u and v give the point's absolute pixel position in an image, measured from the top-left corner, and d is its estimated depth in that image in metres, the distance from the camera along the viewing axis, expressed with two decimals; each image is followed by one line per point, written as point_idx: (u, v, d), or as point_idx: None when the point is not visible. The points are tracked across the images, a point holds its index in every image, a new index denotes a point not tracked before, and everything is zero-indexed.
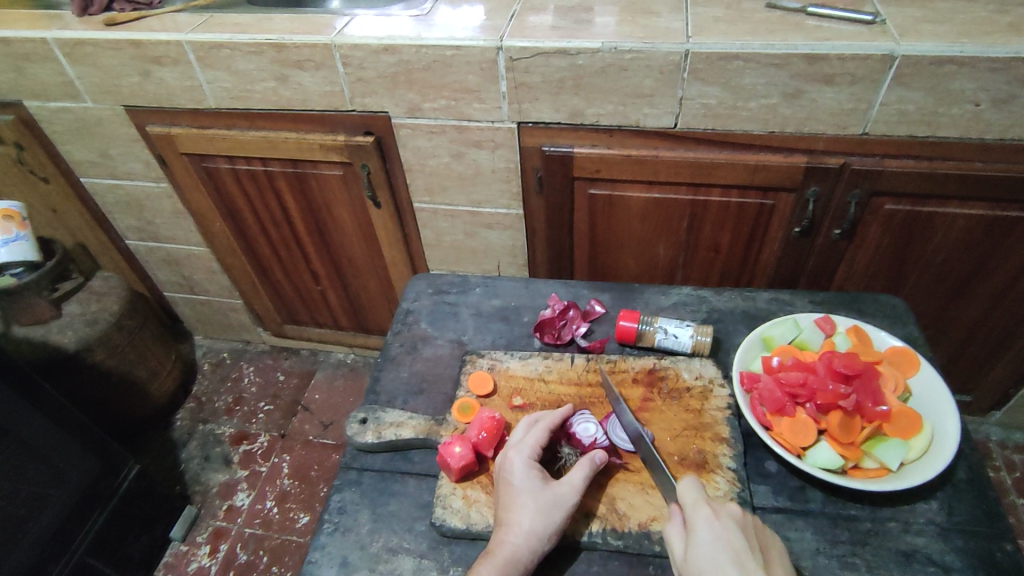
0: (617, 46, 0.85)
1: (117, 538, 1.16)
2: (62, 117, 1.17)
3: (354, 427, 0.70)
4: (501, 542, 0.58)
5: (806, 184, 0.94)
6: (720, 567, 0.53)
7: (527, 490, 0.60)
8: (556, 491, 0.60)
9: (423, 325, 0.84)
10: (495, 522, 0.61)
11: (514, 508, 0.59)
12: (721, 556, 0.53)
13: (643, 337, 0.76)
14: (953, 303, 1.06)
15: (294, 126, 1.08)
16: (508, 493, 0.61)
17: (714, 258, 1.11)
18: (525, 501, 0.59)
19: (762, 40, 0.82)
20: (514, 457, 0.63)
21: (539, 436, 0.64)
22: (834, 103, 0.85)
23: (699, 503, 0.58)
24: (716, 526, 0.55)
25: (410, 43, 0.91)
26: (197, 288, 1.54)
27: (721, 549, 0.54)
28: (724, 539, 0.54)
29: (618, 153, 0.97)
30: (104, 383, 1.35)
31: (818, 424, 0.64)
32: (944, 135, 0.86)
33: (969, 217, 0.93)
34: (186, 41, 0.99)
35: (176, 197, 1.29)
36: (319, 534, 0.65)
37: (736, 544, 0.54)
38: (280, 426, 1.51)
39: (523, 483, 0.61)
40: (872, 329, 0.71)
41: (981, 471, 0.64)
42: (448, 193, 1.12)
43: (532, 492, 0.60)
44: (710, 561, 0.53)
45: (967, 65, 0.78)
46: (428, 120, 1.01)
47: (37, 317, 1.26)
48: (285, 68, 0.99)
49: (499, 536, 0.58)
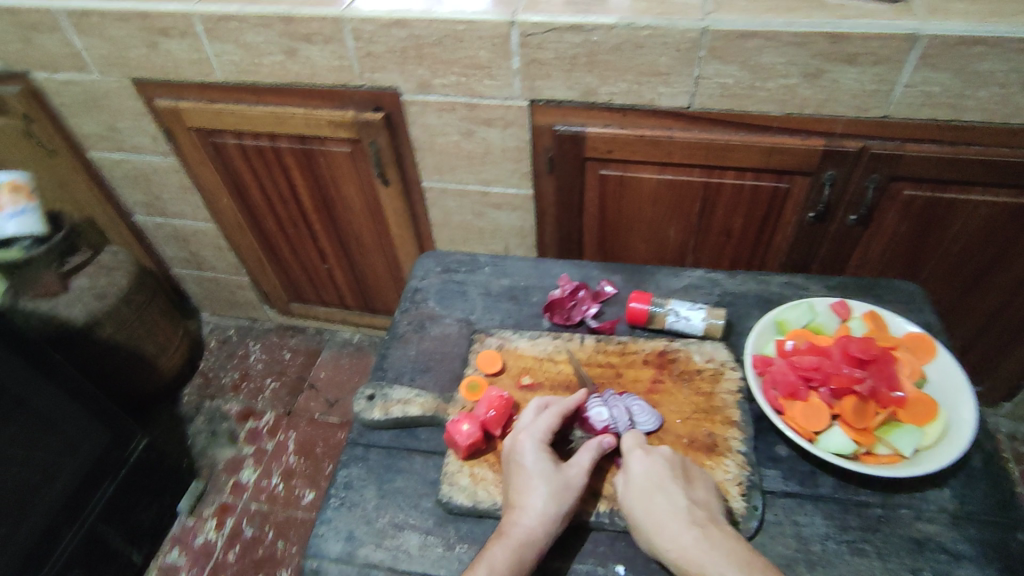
0: (633, 22, 0.83)
1: (126, 507, 1.16)
2: (69, 89, 1.16)
3: (361, 404, 0.70)
4: (515, 524, 0.57)
5: (823, 168, 0.93)
6: (646, 495, 0.58)
7: (539, 473, 0.59)
8: (567, 474, 0.60)
9: (430, 303, 0.83)
10: (505, 504, 0.60)
11: (526, 491, 0.59)
12: (650, 485, 0.58)
13: (654, 320, 0.75)
14: (969, 292, 1.05)
15: (303, 101, 1.07)
16: (518, 475, 0.60)
17: (726, 242, 1.09)
18: (538, 484, 0.59)
19: (783, 18, 0.80)
20: (525, 440, 0.62)
21: (551, 420, 0.63)
22: (856, 84, 0.83)
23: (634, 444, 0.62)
24: (646, 463, 0.60)
25: (421, 17, 0.90)
26: (204, 264, 1.53)
27: (647, 481, 0.59)
28: (652, 471, 0.59)
29: (631, 132, 0.96)
30: (113, 357, 1.36)
31: (831, 408, 0.63)
32: (968, 119, 0.84)
33: (990, 204, 0.91)
34: (195, 12, 0.97)
35: (183, 172, 1.28)
36: (325, 508, 0.65)
37: (661, 474, 0.59)
38: (287, 403, 1.52)
39: (534, 465, 0.60)
40: (888, 314, 0.70)
41: (995, 462, 0.63)
42: (457, 172, 1.11)
43: (545, 475, 0.59)
44: (639, 494, 0.58)
45: (995, 46, 0.76)
46: (439, 97, 1.00)
47: (45, 289, 1.26)
48: (294, 41, 0.97)
49: (513, 518, 0.58)
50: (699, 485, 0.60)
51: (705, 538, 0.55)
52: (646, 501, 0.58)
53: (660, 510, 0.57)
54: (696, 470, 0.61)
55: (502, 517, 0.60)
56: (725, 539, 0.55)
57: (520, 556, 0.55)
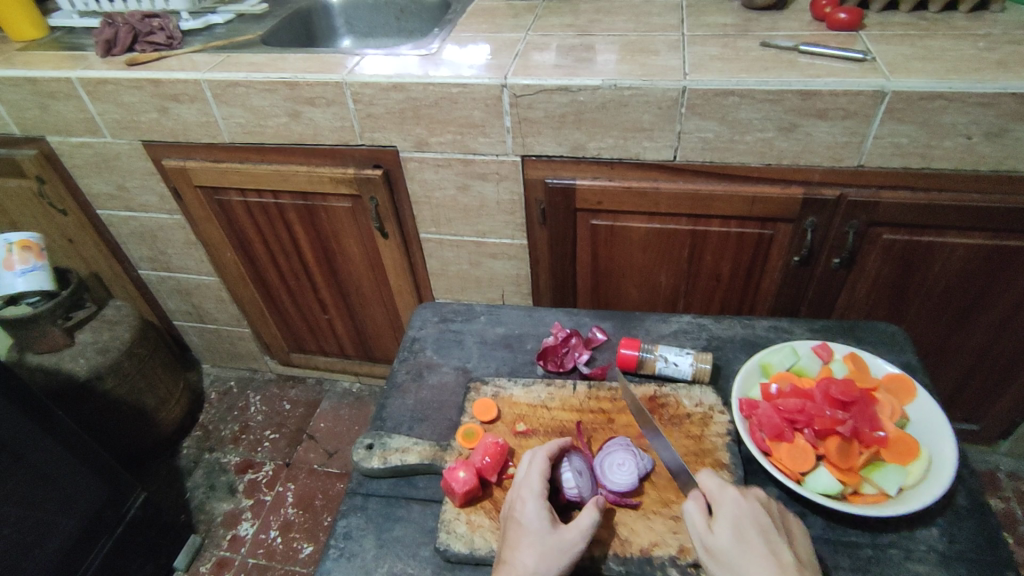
0: (617, 83, 0.89)
1: (122, 566, 1.15)
2: (82, 151, 1.21)
3: (360, 453, 0.71)
4: None
5: (804, 215, 0.97)
6: (748, 541, 0.56)
7: (535, 532, 0.60)
8: (563, 536, 0.60)
9: (428, 352, 0.86)
10: (499, 560, 0.61)
11: (518, 548, 0.59)
12: (751, 531, 0.57)
13: (644, 365, 0.77)
14: (954, 332, 1.07)
15: (306, 160, 1.12)
16: (514, 531, 0.61)
17: (715, 287, 1.12)
18: (531, 543, 0.59)
19: (757, 78, 0.86)
20: (526, 495, 0.63)
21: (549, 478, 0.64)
22: (829, 137, 0.88)
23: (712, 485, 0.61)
24: (745, 506, 0.58)
25: (418, 81, 0.95)
26: (206, 316, 1.56)
27: (749, 526, 0.57)
28: (754, 518, 0.58)
29: (619, 184, 1.00)
30: (114, 410, 1.37)
31: (816, 449, 0.64)
32: (938, 167, 0.88)
33: (966, 246, 0.95)
34: (205, 80, 1.03)
35: (189, 228, 1.33)
36: (325, 558, 0.65)
37: (765, 525, 0.57)
38: (286, 454, 1.52)
39: (531, 524, 0.61)
40: (868, 356, 0.73)
41: (980, 499, 0.64)
42: (454, 224, 1.15)
43: (539, 535, 0.60)
44: (744, 543, 0.56)
45: (956, 100, 0.81)
46: (435, 154, 1.05)
47: (51, 345, 1.28)
48: (297, 105, 1.03)
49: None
50: (794, 538, 0.58)
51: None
52: (747, 546, 0.56)
53: (763, 556, 0.55)
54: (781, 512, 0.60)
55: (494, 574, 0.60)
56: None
57: None
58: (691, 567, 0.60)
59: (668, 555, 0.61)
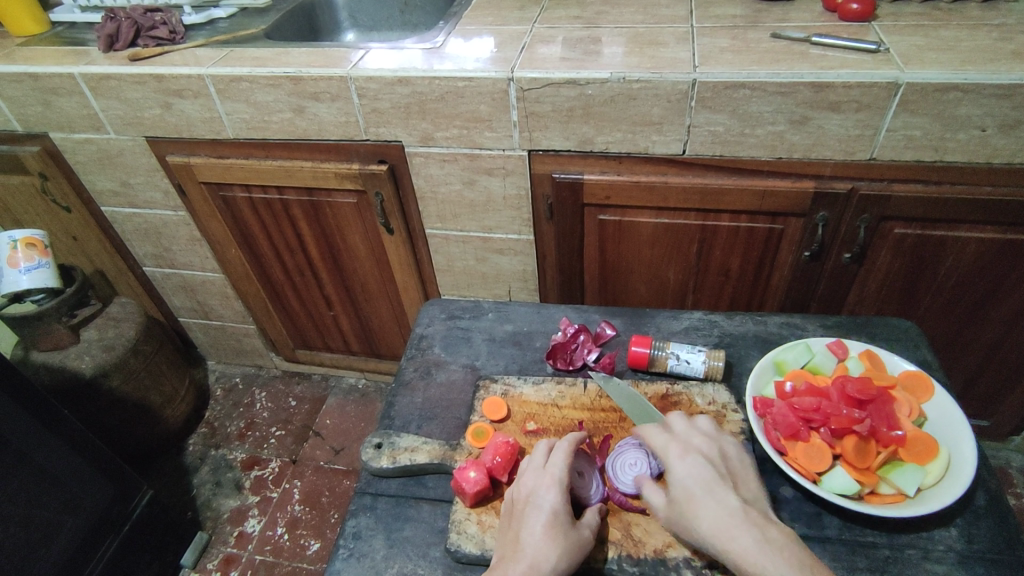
0: (625, 76, 0.88)
1: (129, 564, 1.15)
2: (86, 147, 1.20)
3: (369, 452, 0.71)
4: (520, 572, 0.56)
5: (815, 210, 0.95)
6: (694, 498, 0.59)
7: (555, 524, 0.59)
8: (580, 532, 0.60)
9: (436, 350, 0.85)
10: (511, 544, 0.60)
11: (539, 535, 0.58)
12: (696, 487, 0.60)
13: (655, 363, 0.77)
14: (967, 328, 1.06)
15: (310, 155, 1.11)
16: (535, 517, 0.60)
17: (724, 283, 1.11)
18: (553, 535, 0.58)
19: (768, 70, 0.84)
20: (550, 483, 0.62)
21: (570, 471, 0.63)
22: (841, 130, 0.87)
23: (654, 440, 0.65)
24: (687, 464, 0.61)
25: (423, 75, 0.94)
26: (211, 313, 1.56)
27: (694, 482, 0.60)
28: (696, 473, 0.60)
29: (627, 179, 0.99)
30: (119, 408, 1.37)
31: (833, 449, 0.63)
32: (952, 160, 0.87)
33: (979, 240, 0.93)
34: (208, 75, 1.02)
35: (193, 225, 1.32)
36: (334, 559, 0.65)
37: (706, 476, 0.60)
38: (292, 451, 1.52)
39: (550, 515, 0.60)
40: (884, 353, 0.72)
41: (998, 499, 0.63)
42: (460, 220, 1.14)
43: (560, 528, 0.59)
44: (686, 496, 0.60)
45: (971, 92, 0.80)
46: (441, 149, 1.04)
47: (56, 342, 1.28)
48: (301, 99, 1.02)
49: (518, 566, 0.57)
50: (744, 483, 0.61)
51: (767, 542, 0.55)
52: (693, 503, 0.59)
53: (712, 508, 0.58)
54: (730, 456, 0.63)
55: (501, 561, 0.59)
56: (785, 543, 0.55)
57: None
58: (706, 569, 0.60)
59: (682, 556, 0.60)
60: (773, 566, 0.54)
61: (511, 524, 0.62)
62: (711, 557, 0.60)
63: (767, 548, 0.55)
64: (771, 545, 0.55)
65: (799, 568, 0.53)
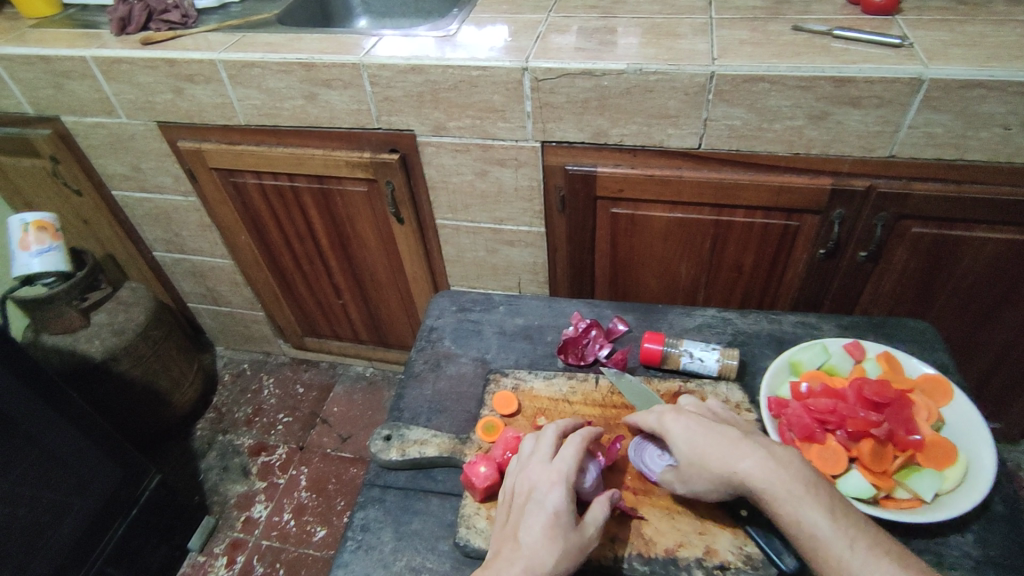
0: (641, 68, 0.86)
1: (136, 547, 1.16)
2: (97, 131, 1.20)
3: (378, 444, 0.71)
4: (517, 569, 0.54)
5: (832, 207, 0.94)
6: (699, 447, 0.59)
7: (558, 523, 0.57)
8: (583, 532, 0.58)
9: (446, 342, 0.84)
10: (509, 538, 0.58)
11: (539, 535, 0.56)
12: (697, 435, 0.60)
13: (668, 360, 0.76)
14: (983, 329, 1.05)
15: (322, 143, 1.10)
16: (536, 514, 0.58)
17: (737, 279, 1.10)
18: (555, 535, 0.56)
19: (788, 64, 0.83)
20: (556, 480, 0.60)
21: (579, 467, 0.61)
22: (861, 126, 0.85)
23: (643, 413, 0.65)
24: (682, 420, 0.61)
25: (436, 63, 0.93)
26: (220, 299, 1.56)
27: (693, 431, 0.60)
28: (692, 424, 0.61)
29: (641, 172, 0.98)
30: (128, 391, 1.37)
31: (848, 451, 0.62)
32: (974, 159, 0.85)
33: (999, 241, 0.92)
34: (219, 60, 1.01)
35: (203, 211, 1.32)
36: (343, 551, 0.65)
37: (702, 423, 0.60)
38: (299, 438, 1.52)
39: (553, 512, 0.58)
40: (902, 356, 0.70)
41: (1016, 505, 0.62)
42: (471, 211, 1.13)
43: (562, 529, 0.57)
44: (692, 444, 0.59)
45: (997, 89, 0.78)
46: (453, 138, 1.03)
47: (67, 326, 1.29)
48: (313, 86, 1.01)
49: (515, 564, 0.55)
50: (737, 423, 0.62)
51: (772, 459, 0.56)
52: (700, 451, 0.59)
53: (716, 446, 0.58)
54: (720, 414, 0.64)
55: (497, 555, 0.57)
56: (792, 459, 0.56)
57: None
58: (717, 570, 0.59)
59: (693, 557, 0.60)
60: (782, 480, 0.55)
61: (510, 517, 0.60)
62: (723, 558, 0.60)
63: (774, 465, 0.55)
64: (774, 459, 0.56)
65: (817, 500, 0.54)
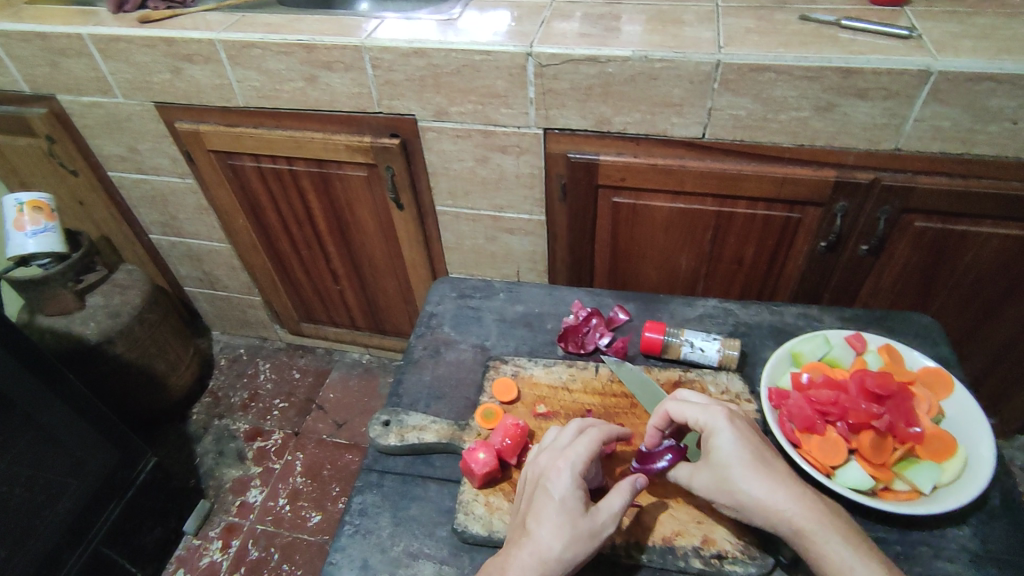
0: (647, 55, 0.85)
1: (132, 529, 1.16)
2: (93, 111, 1.18)
3: (377, 429, 0.70)
4: (521, 558, 0.55)
5: (835, 199, 0.93)
6: (744, 464, 0.58)
7: (566, 510, 0.57)
8: (594, 519, 0.57)
9: (446, 329, 0.84)
10: (519, 527, 0.58)
11: (546, 522, 0.56)
12: (747, 450, 0.58)
13: (668, 349, 0.76)
14: (981, 324, 1.05)
15: (321, 127, 1.09)
16: (543, 502, 0.58)
17: (737, 271, 1.10)
18: (563, 522, 0.56)
19: (795, 53, 0.82)
20: (562, 466, 0.59)
21: (592, 454, 0.60)
22: (867, 118, 0.84)
23: (686, 405, 0.63)
24: (735, 429, 0.60)
25: (438, 47, 0.92)
26: (217, 283, 1.55)
27: (743, 446, 0.59)
28: (745, 438, 0.59)
29: (644, 161, 0.97)
30: (124, 374, 1.37)
31: (848, 443, 0.63)
32: (980, 153, 0.84)
33: (1002, 236, 0.91)
34: (218, 40, 1.00)
35: (201, 194, 1.30)
36: (340, 535, 0.64)
37: (754, 441, 0.59)
38: (295, 423, 1.52)
39: (562, 500, 0.57)
40: (904, 348, 0.70)
41: (1013, 499, 0.62)
42: (471, 198, 1.13)
43: (571, 516, 0.57)
44: (734, 457, 0.58)
45: (1005, 83, 0.77)
46: (454, 124, 1.02)
47: (62, 307, 1.28)
48: (314, 68, 1.00)
49: (520, 552, 0.55)
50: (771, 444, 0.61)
51: (811, 499, 0.56)
52: (744, 469, 0.58)
53: (761, 472, 0.57)
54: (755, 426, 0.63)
55: (508, 543, 0.58)
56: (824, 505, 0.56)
57: None
58: (715, 559, 0.60)
59: (691, 545, 0.60)
60: (815, 523, 0.55)
61: (523, 504, 0.61)
62: (721, 547, 0.60)
63: (809, 501, 0.56)
64: (809, 495, 0.56)
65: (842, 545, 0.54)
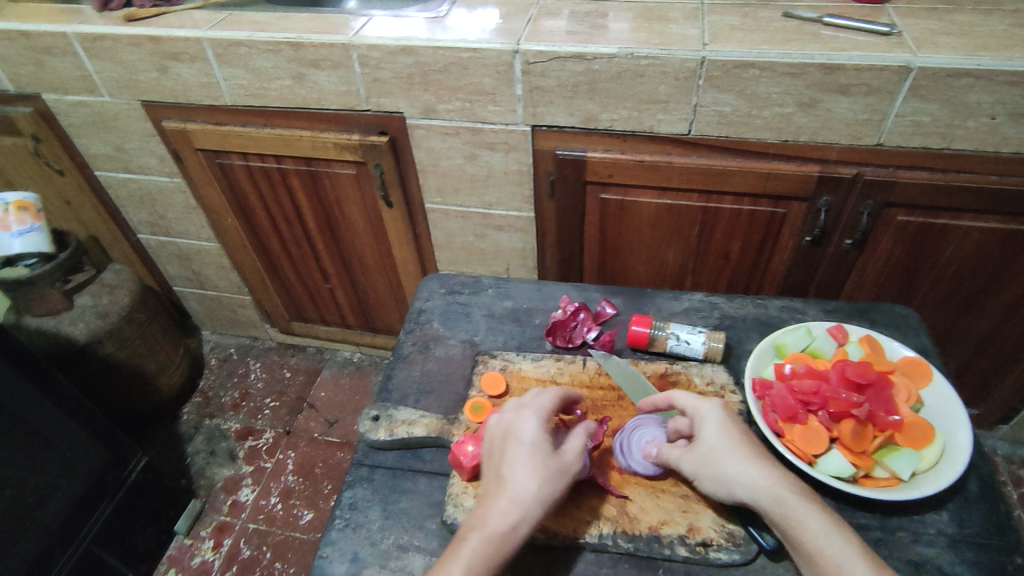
0: (632, 52, 0.86)
1: (122, 529, 1.16)
2: (79, 110, 1.18)
3: (366, 424, 0.71)
4: (501, 506, 0.57)
5: (818, 194, 0.95)
6: (731, 445, 0.59)
7: (536, 453, 0.59)
8: (562, 459, 0.60)
9: (435, 325, 0.84)
10: (494, 477, 0.60)
11: (518, 467, 0.59)
12: (733, 431, 0.60)
13: (655, 342, 0.77)
14: (962, 317, 1.07)
15: (309, 125, 1.09)
16: (513, 449, 0.60)
17: (724, 266, 1.11)
18: (534, 464, 0.59)
19: (779, 50, 0.83)
20: (529, 414, 0.62)
21: (551, 403, 0.64)
22: (849, 113, 0.85)
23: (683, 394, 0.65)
24: (725, 414, 0.61)
25: (426, 45, 0.92)
26: (206, 283, 1.55)
27: (731, 428, 0.60)
28: (733, 422, 0.61)
29: (631, 158, 0.98)
30: (113, 375, 1.36)
31: (830, 432, 0.64)
32: (959, 148, 0.86)
33: (981, 230, 0.93)
34: (205, 38, 1.00)
35: (189, 193, 1.30)
36: (330, 529, 0.65)
37: (740, 425, 0.61)
38: (286, 422, 1.52)
39: (532, 445, 0.60)
40: (884, 339, 0.72)
41: (990, 485, 0.64)
42: (460, 195, 1.13)
43: (542, 457, 0.59)
44: (723, 431, 0.60)
45: (983, 79, 0.79)
46: (442, 121, 1.02)
47: (48, 307, 1.27)
48: (301, 66, 1.00)
49: (499, 501, 0.57)
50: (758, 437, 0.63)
51: (793, 483, 0.57)
52: (730, 449, 0.59)
53: (746, 453, 0.58)
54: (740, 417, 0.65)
55: (485, 495, 0.59)
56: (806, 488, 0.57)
57: (503, 545, 0.56)
58: (700, 546, 0.61)
59: (677, 534, 0.62)
60: (796, 503, 0.55)
61: (491, 458, 0.62)
62: (706, 535, 0.61)
63: (791, 483, 0.57)
64: (791, 478, 0.57)
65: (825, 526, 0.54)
